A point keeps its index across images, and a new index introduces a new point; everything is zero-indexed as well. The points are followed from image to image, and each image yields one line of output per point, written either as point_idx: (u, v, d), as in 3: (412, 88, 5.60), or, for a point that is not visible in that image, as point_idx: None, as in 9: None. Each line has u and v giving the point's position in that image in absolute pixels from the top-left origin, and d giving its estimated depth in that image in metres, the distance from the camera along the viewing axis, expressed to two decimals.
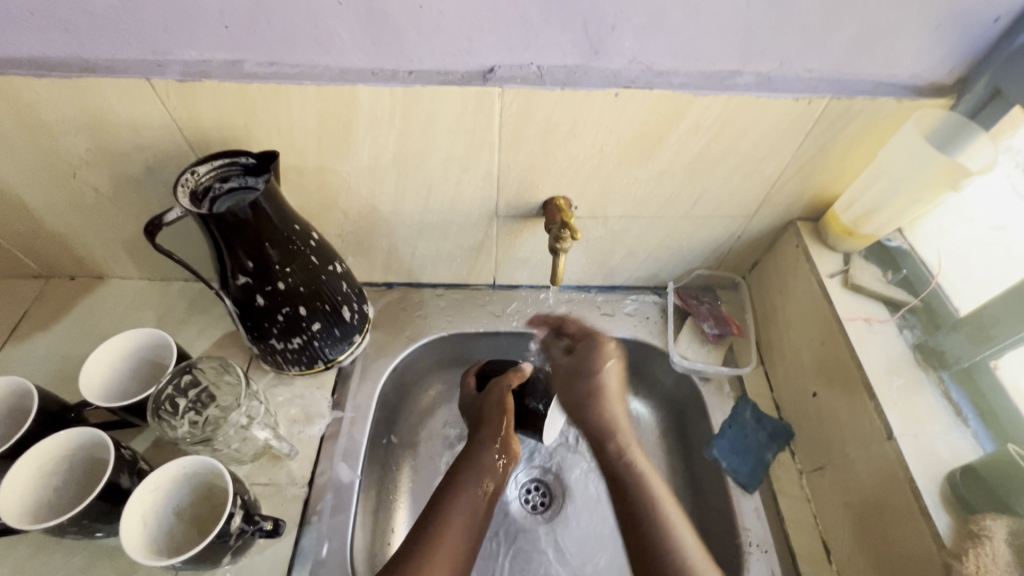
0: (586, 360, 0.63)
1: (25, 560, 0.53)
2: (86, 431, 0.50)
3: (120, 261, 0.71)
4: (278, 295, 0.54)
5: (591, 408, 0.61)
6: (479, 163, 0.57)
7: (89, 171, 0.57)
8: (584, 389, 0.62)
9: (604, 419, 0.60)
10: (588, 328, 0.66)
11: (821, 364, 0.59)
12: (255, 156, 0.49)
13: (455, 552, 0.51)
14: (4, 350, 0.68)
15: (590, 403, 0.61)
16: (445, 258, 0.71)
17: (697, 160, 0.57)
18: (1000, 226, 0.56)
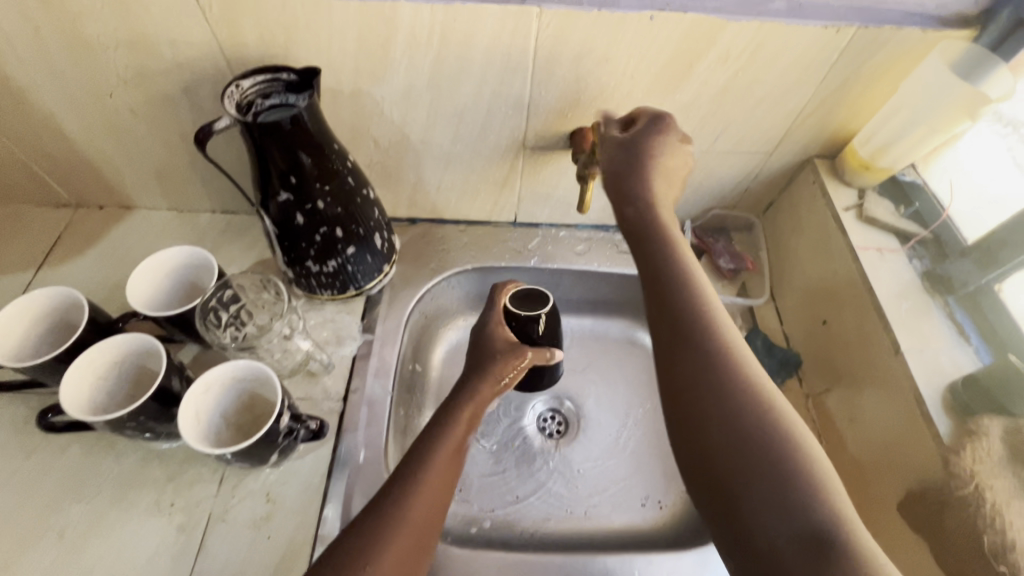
0: (641, 137, 0.55)
1: (78, 460, 0.56)
2: (135, 338, 0.52)
3: (149, 191, 0.73)
4: (317, 214, 0.56)
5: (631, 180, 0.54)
6: (511, 90, 0.58)
7: (127, 90, 0.58)
8: (630, 155, 0.55)
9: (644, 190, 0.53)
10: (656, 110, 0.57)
11: (831, 293, 0.63)
12: (297, 72, 0.51)
13: (434, 499, 0.47)
14: (40, 274, 0.70)
15: (628, 176, 0.54)
16: (470, 191, 0.73)
17: (724, 91, 0.59)
18: (999, 199, 0.57)
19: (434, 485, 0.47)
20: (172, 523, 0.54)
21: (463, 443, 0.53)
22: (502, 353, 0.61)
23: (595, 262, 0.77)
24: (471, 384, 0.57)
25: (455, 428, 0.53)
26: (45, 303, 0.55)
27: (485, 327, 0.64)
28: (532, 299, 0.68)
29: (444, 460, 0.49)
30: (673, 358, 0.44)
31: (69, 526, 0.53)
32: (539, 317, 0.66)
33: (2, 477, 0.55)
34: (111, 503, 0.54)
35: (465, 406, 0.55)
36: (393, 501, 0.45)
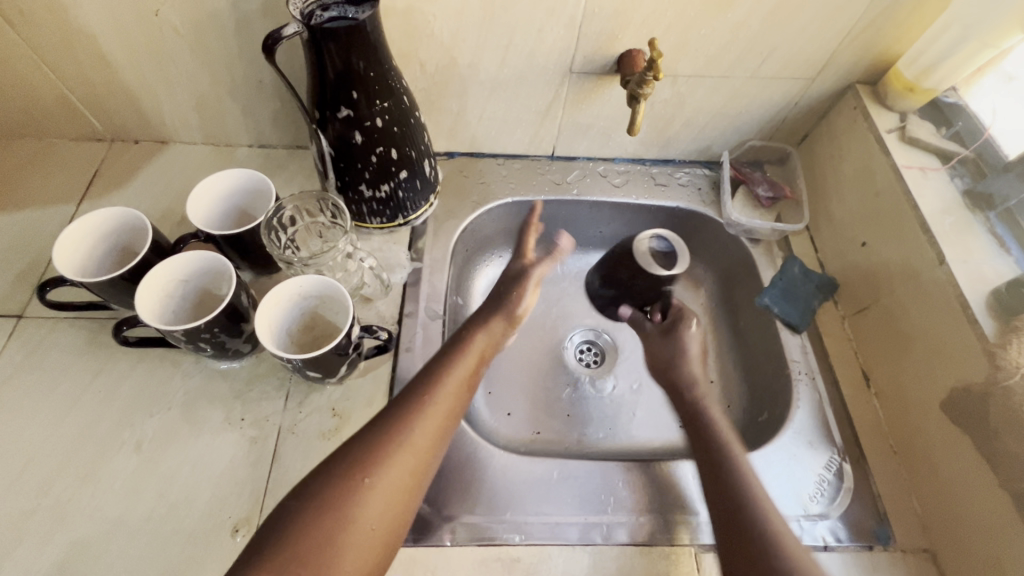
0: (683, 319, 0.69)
1: (146, 378, 0.58)
2: (202, 255, 0.53)
3: (187, 123, 0.72)
4: (375, 132, 0.56)
5: (676, 361, 0.66)
6: (565, 8, 0.58)
7: (173, 7, 0.57)
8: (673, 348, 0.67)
9: (687, 378, 0.64)
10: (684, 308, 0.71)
11: (871, 214, 0.65)
12: None
13: (436, 428, 0.49)
14: (83, 206, 0.70)
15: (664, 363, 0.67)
16: (511, 122, 0.73)
17: (775, 10, 0.59)
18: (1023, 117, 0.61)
19: (438, 414, 0.50)
20: (244, 436, 0.55)
21: (472, 377, 0.55)
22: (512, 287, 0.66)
23: (632, 195, 0.78)
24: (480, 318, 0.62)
25: (461, 363, 0.55)
26: (120, 220, 0.55)
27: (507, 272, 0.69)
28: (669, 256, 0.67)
29: (448, 395, 0.51)
30: (712, 492, 0.51)
31: (145, 438, 0.54)
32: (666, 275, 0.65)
33: (74, 395, 0.56)
34: (182, 418, 0.56)
35: (473, 341, 0.58)
36: (399, 423, 0.48)
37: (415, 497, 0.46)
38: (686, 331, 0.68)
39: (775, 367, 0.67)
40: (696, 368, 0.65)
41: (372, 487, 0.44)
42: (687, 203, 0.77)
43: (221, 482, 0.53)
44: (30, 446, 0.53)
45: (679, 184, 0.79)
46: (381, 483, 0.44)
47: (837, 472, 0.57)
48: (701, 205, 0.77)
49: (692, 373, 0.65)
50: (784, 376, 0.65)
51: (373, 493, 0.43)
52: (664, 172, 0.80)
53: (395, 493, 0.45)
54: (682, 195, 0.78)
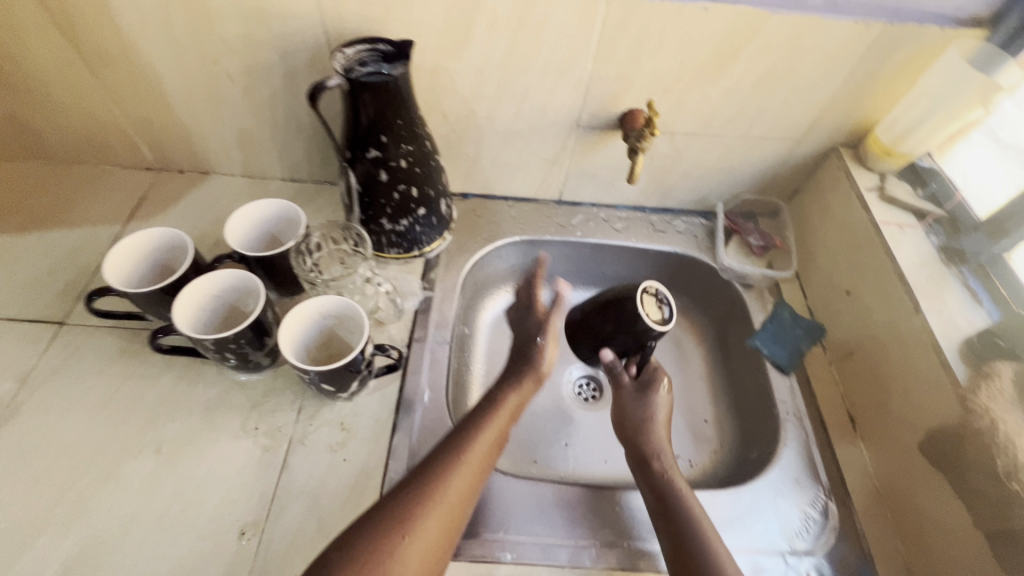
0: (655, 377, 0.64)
1: (171, 386, 0.62)
2: (236, 273, 0.58)
3: (229, 156, 0.80)
4: (399, 172, 0.63)
5: (642, 424, 0.61)
6: (573, 71, 0.65)
7: (231, 58, 0.65)
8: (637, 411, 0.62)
9: (654, 443, 0.59)
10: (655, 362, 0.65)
11: (855, 265, 0.69)
12: (394, 44, 0.58)
13: (469, 483, 0.50)
14: (128, 226, 0.76)
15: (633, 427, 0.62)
16: (523, 168, 0.80)
17: (762, 79, 0.66)
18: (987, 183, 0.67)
19: (472, 469, 0.51)
20: (257, 444, 0.59)
21: (500, 432, 0.55)
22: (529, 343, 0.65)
23: (632, 239, 0.83)
24: (509, 376, 0.61)
25: (491, 422, 0.55)
26: (164, 238, 0.61)
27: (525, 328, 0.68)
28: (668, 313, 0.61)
29: (479, 452, 0.52)
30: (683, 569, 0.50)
31: (165, 442, 0.58)
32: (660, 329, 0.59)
33: (104, 397, 0.61)
34: (201, 424, 0.60)
35: (504, 400, 0.57)
36: (429, 481, 0.48)
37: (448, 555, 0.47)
38: (658, 395, 0.62)
39: (765, 407, 0.69)
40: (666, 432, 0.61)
41: (413, 541, 0.45)
42: (683, 248, 0.82)
43: (233, 486, 0.56)
44: (59, 443, 0.57)
45: (677, 231, 0.84)
46: (416, 543, 0.45)
47: (822, 510, 0.59)
48: (697, 250, 0.82)
49: (659, 438, 0.60)
50: (774, 415, 0.67)
51: (411, 552, 0.44)
52: (663, 220, 0.86)
53: (429, 551, 0.45)
54: (679, 241, 0.83)
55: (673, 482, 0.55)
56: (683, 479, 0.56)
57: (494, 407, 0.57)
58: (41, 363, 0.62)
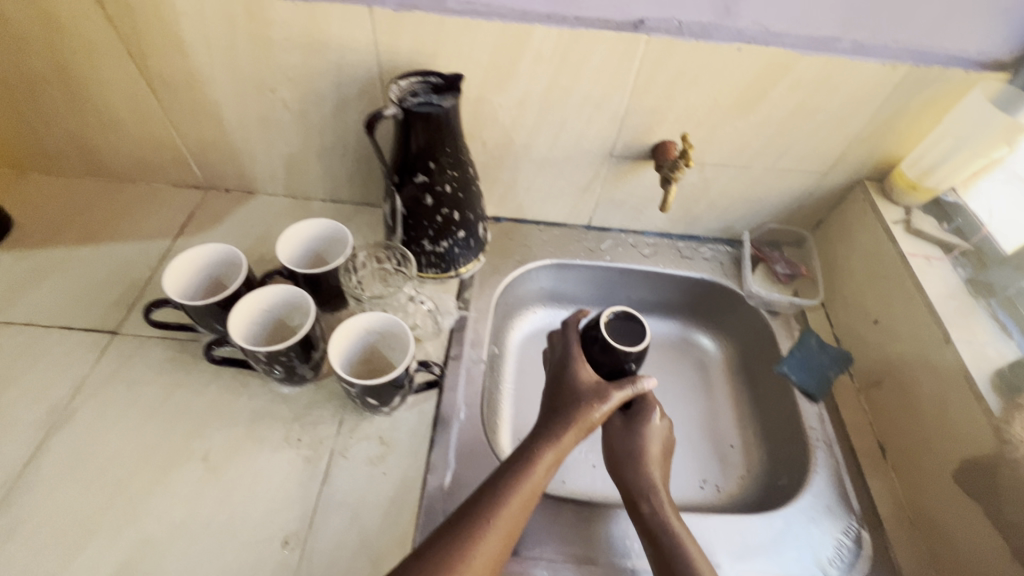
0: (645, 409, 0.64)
1: (217, 396, 0.64)
2: (288, 289, 0.61)
3: (275, 177, 0.83)
4: (443, 197, 0.66)
5: (631, 460, 0.61)
6: (611, 104, 0.69)
7: (288, 86, 0.69)
8: (629, 447, 0.62)
9: (643, 480, 0.59)
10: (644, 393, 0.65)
11: (881, 296, 0.71)
12: (445, 77, 0.61)
13: (497, 550, 0.48)
14: (177, 241, 0.80)
15: (626, 463, 0.61)
16: (555, 194, 0.83)
17: (791, 115, 0.69)
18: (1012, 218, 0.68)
19: (502, 533, 0.49)
20: (299, 456, 0.61)
21: (533, 492, 0.53)
22: (585, 398, 0.59)
23: (660, 264, 0.86)
24: (554, 430, 0.57)
25: (522, 484, 0.52)
26: (219, 254, 0.64)
27: (576, 374, 0.62)
28: (635, 332, 0.63)
29: (508, 517, 0.50)
30: None
31: (211, 450, 0.60)
32: (634, 351, 0.61)
33: (154, 406, 0.63)
34: (246, 434, 0.61)
35: (540, 458, 0.54)
36: (456, 548, 0.47)
37: None
38: (650, 426, 0.62)
39: (794, 433, 0.70)
40: (658, 470, 0.60)
41: None
42: (710, 275, 0.85)
43: (276, 497, 0.57)
44: (111, 449, 0.59)
45: (703, 258, 0.87)
46: None
47: (855, 539, 0.59)
48: (723, 277, 0.84)
49: (650, 475, 0.59)
50: (803, 442, 0.68)
51: None
52: (689, 246, 0.88)
53: None
54: (705, 267, 0.86)
55: (664, 521, 0.55)
56: (674, 516, 0.56)
57: (529, 464, 0.54)
58: (94, 371, 0.65)
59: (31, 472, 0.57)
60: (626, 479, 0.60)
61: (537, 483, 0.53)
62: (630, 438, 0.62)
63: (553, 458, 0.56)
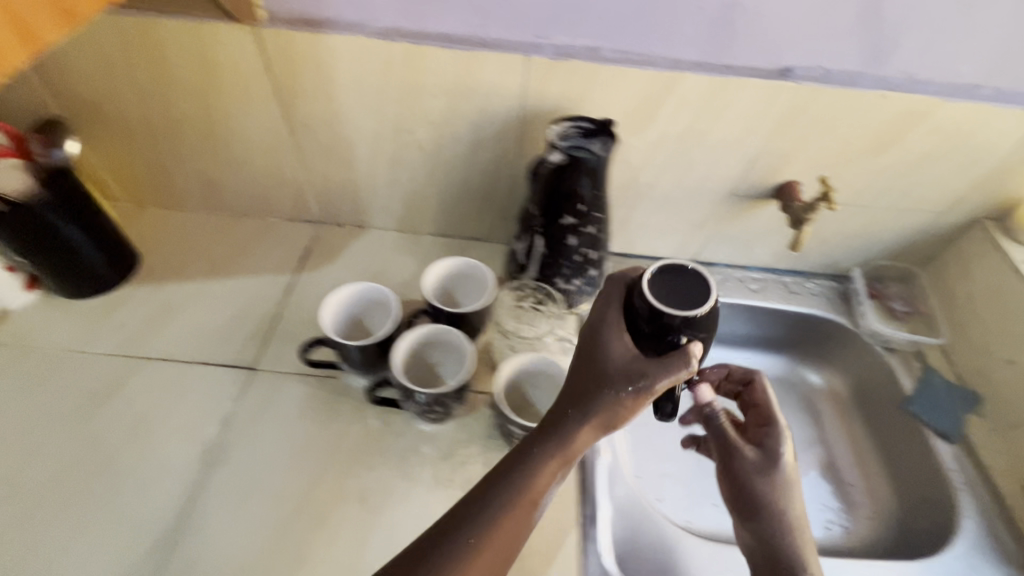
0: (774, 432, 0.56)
1: (364, 435, 0.64)
2: (444, 330, 0.64)
3: (390, 212, 0.84)
4: (586, 236, 0.67)
5: (771, 509, 0.54)
6: (744, 146, 0.70)
7: (426, 128, 0.71)
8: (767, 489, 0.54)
9: (785, 532, 0.53)
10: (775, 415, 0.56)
11: (1014, 336, 0.71)
12: (596, 122, 0.63)
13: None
14: (299, 276, 0.81)
15: (764, 508, 0.54)
16: (667, 230, 0.84)
17: (921, 158, 0.70)
18: None
19: (493, 551, 0.44)
20: (453, 497, 0.61)
21: (530, 506, 0.46)
22: (609, 386, 0.46)
23: (770, 299, 0.86)
24: (566, 431, 0.47)
25: (517, 497, 0.45)
26: (372, 293, 0.67)
27: (603, 344, 0.48)
28: (690, 290, 0.46)
29: (500, 538, 0.44)
30: None
31: (367, 491, 0.60)
32: (697, 315, 0.44)
33: (303, 444, 0.63)
34: (398, 474, 0.62)
35: (539, 465, 0.46)
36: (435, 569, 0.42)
37: None
38: (785, 463, 0.55)
39: (931, 475, 0.71)
40: (801, 525, 0.54)
41: None
42: (821, 310, 0.85)
43: None
44: (270, 489, 0.60)
45: (810, 293, 0.87)
46: None
47: None
48: (834, 312, 0.85)
49: (789, 522, 0.53)
50: (945, 484, 0.69)
51: None
52: (795, 281, 0.88)
53: None
54: (815, 303, 0.86)
55: None
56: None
57: (526, 472, 0.46)
58: (240, 408, 0.65)
59: (195, 513, 0.58)
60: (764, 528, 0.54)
61: (537, 496, 0.46)
62: (767, 477, 0.54)
63: (560, 461, 0.46)
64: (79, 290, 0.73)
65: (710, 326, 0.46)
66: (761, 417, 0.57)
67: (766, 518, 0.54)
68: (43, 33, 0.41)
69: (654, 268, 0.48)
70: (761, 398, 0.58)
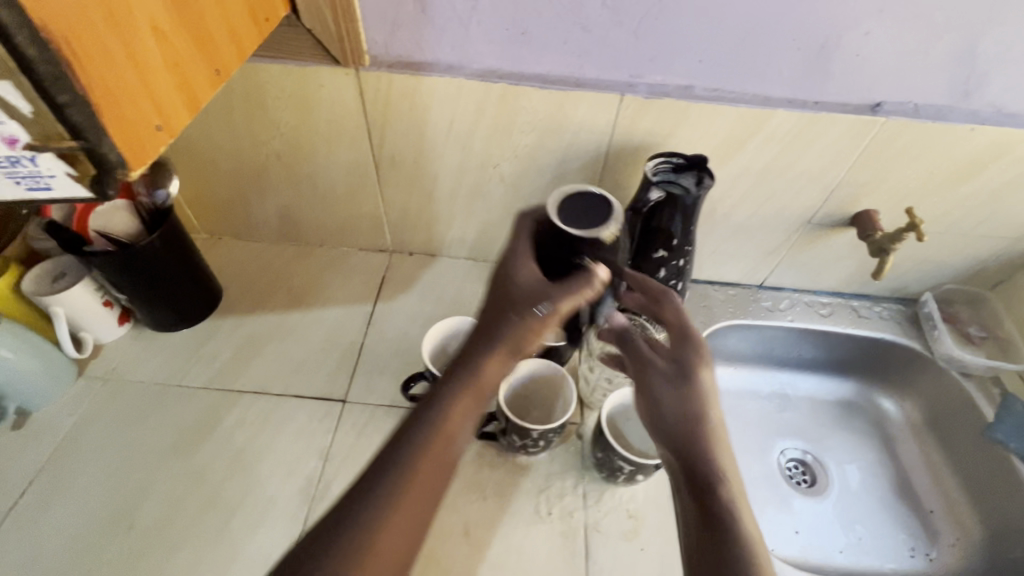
0: (689, 348, 0.53)
1: (461, 468, 0.65)
2: (542, 364, 0.65)
3: (463, 241, 0.86)
4: (676, 269, 0.68)
5: (688, 424, 0.50)
6: (826, 178, 0.71)
7: (511, 162, 0.72)
8: (673, 400, 0.51)
9: (704, 453, 0.48)
10: (691, 331, 0.53)
11: None
12: (687, 157, 0.64)
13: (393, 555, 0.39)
14: (377, 306, 0.82)
15: (678, 424, 0.50)
16: (738, 256, 0.84)
17: (1002, 188, 0.71)
18: None
19: (412, 501, 0.41)
20: (555, 530, 0.61)
21: (450, 449, 0.43)
22: (515, 305, 0.47)
23: (841, 324, 0.87)
24: (474, 360, 0.46)
25: (433, 440, 0.43)
26: (466, 328, 0.69)
27: (512, 275, 0.49)
28: (594, 212, 0.52)
29: (416, 488, 0.41)
30: None
31: (471, 525, 0.61)
32: (602, 234, 0.50)
33: None
34: (499, 508, 0.62)
35: (454, 398, 0.44)
36: (355, 523, 0.39)
37: None
38: (698, 377, 0.51)
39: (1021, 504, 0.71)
40: (721, 436, 0.49)
41: None
42: (894, 335, 0.86)
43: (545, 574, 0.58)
44: None
45: (880, 317, 0.88)
46: None
47: None
48: (906, 337, 0.86)
49: (711, 443, 0.49)
50: None
51: None
52: (863, 305, 0.89)
53: None
54: (886, 327, 0.87)
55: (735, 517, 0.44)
56: (744, 510, 0.45)
57: (438, 413, 0.44)
58: (337, 441, 0.66)
59: None
60: (677, 448, 0.50)
61: (451, 435, 0.43)
62: (676, 391, 0.51)
63: (473, 395, 0.45)
64: (169, 324, 0.75)
65: (614, 253, 0.53)
66: (676, 331, 0.54)
67: (680, 437, 0.50)
68: (202, 94, 0.43)
69: (566, 196, 0.54)
70: (671, 315, 0.55)
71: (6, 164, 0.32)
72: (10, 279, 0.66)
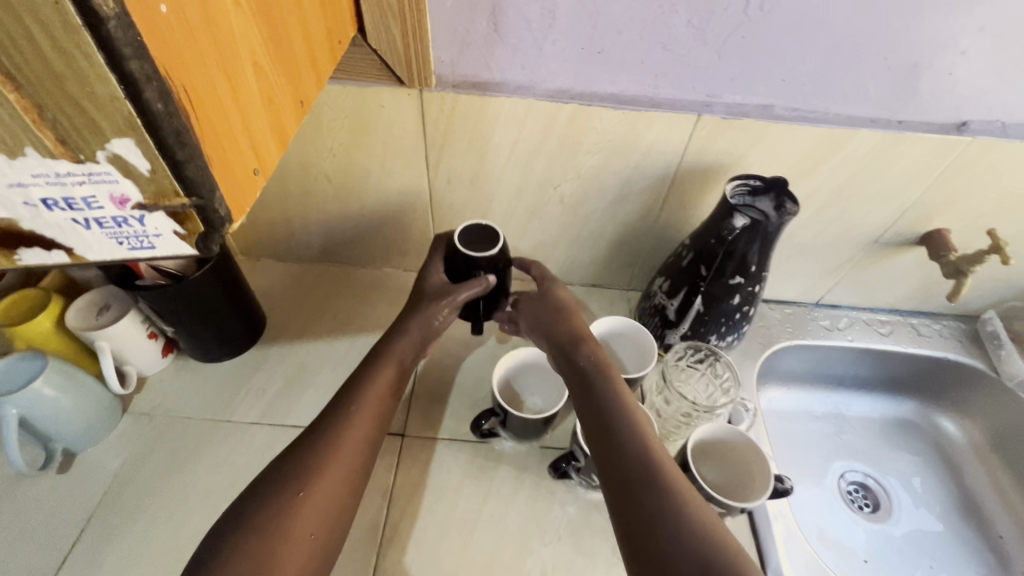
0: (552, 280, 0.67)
1: (531, 505, 0.62)
2: None
3: None
4: (749, 295, 0.66)
5: (554, 324, 0.62)
6: (900, 198, 0.68)
7: (572, 183, 0.69)
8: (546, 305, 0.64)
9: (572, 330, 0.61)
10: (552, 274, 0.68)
11: None
12: (765, 180, 0.60)
13: (366, 435, 0.51)
14: None
15: (547, 318, 0.63)
16: (796, 275, 0.82)
17: None
18: None
19: (367, 417, 0.52)
20: None
21: (395, 384, 0.56)
22: (428, 298, 0.61)
23: (901, 342, 0.84)
24: (400, 329, 0.60)
25: (377, 372, 0.55)
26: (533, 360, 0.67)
27: (424, 279, 0.63)
28: (487, 236, 0.60)
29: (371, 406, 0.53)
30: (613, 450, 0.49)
31: (546, 568, 0.58)
32: (494, 253, 0.59)
33: (471, 517, 0.61)
34: (575, 549, 0.59)
35: (392, 352, 0.58)
36: (328, 432, 0.50)
37: (355, 503, 0.50)
38: (559, 293, 0.66)
39: None
40: (579, 321, 0.63)
41: (307, 500, 0.46)
42: (957, 355, 0.83)
43: None
44: (446, 570, 0.57)
45: (940, 335, 0.85)
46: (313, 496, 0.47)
47: None
48: (970, 357, 0.83)
49: (575, 323, 0.62)
50: None
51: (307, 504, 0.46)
52: (922, 323, 0.87)
53: (329, 505, 0.47)
54: (948, 346, 0.84)
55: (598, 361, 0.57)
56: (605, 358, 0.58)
57: (382, 359, 0.57)
58: (400, 478, 0.63)
59: None
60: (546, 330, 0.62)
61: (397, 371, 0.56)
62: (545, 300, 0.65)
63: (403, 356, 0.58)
64: (213, 355, 0.71)
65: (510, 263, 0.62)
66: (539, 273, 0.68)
67: (549, 323, 0.62)
68: (290, 129, 0.39)
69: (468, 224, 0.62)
70: (539, 272, 0.69)
71: (111, 224, 0.28)
72: (53, 312, 0.63)
